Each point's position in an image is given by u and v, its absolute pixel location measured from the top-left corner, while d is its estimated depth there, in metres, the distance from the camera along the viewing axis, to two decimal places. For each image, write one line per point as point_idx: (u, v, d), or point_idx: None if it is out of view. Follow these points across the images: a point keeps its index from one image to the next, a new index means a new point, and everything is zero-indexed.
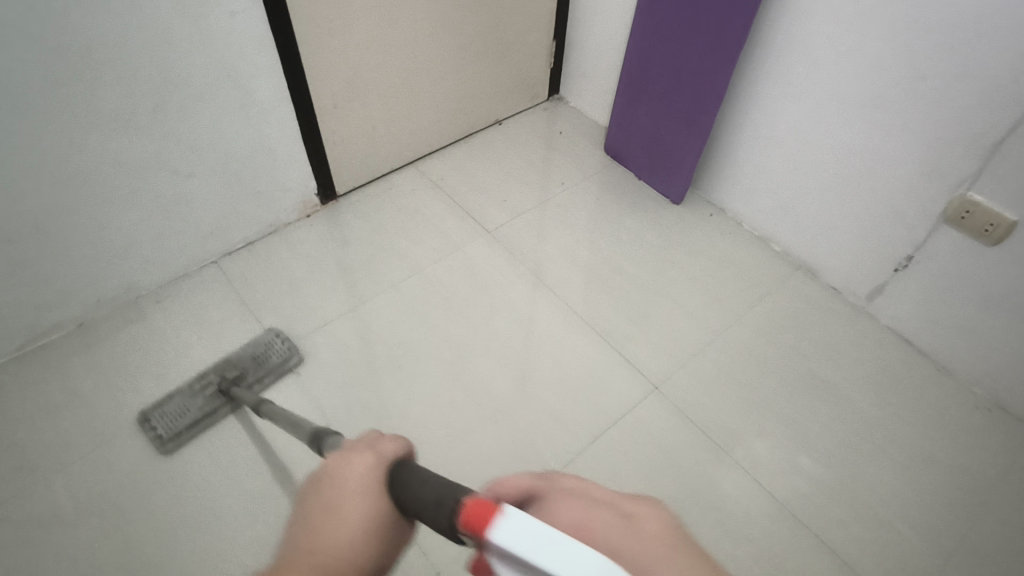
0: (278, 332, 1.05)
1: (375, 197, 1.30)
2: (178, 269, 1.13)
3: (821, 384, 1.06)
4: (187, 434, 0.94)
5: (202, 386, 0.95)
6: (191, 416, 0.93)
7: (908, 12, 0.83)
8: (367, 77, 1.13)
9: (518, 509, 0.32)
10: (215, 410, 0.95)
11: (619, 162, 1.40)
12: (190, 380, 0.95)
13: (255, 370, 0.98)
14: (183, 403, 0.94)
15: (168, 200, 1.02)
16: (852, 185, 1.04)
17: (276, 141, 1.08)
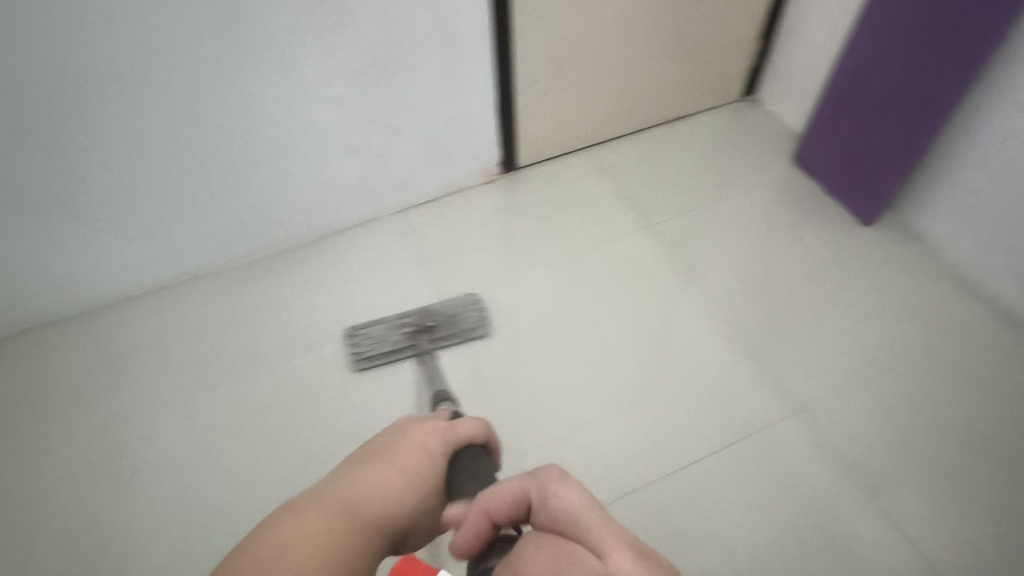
0: (476, 299, 1.12)
1: (550, 174, 1.35)
2: (370, 212, 1.28)
3: (994, 450, 0.96)
4: (379, 359, 1.07)
5: (402, 325, 1.07)
6: (385, 347, 1.06)
7: None
8: (567, 56, 1.18)
9: None
10: (404, 347, 1.06)
11: (807, 172, 1.32)
12: (396, 317, 1.08)
13: (447, 328, 1.08)
14: (385, 332, 1.07)
15: (375, 149, 1.15)
16: None
17: (473, 108, 1.17)
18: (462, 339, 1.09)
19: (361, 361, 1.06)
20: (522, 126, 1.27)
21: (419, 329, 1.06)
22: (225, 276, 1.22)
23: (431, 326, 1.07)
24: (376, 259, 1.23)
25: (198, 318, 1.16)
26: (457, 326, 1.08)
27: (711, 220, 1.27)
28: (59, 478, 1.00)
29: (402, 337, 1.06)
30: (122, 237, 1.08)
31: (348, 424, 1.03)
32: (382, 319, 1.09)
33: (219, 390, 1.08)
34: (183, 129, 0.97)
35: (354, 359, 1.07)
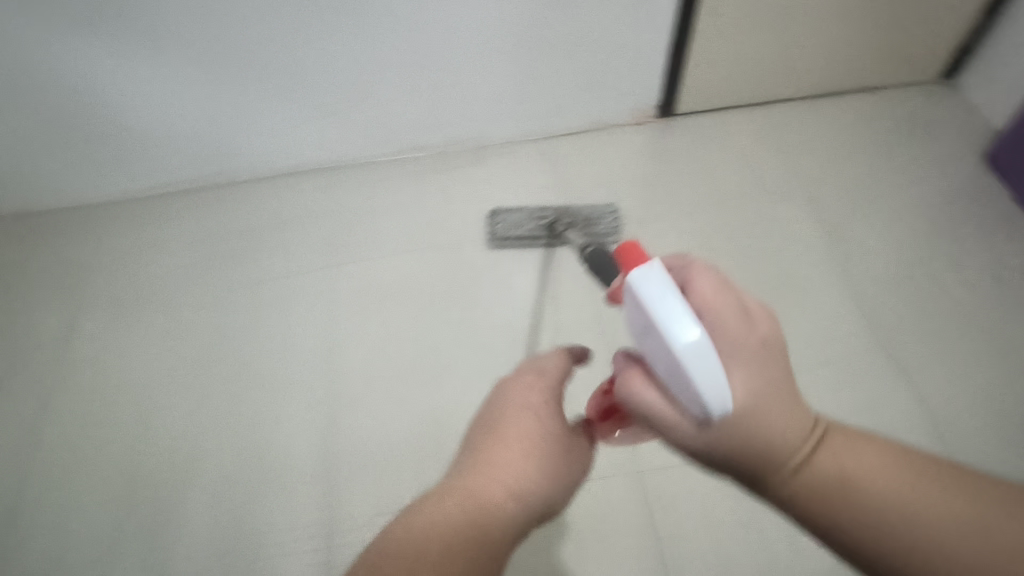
0: (615, 209, 1.13)
1: (707, 127, 1.31)
2: (520, 133, 1.30)
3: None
4: (513, 243, 1.14)
5: (540, 217, 1.13)
6: (522, 233, 1.13)
7: None
8: (759, 5, 1.10)
9: (660, 272, 0.49)
10: (539, 237, 1.13)
11: (996, 176, 1.19)
12: (536, 208, 1.14)
13: (583, 228, 1.11)
14: (522, 219, 1.13)
15: (541, 71, 1.15)
16: None
17: (647, 45, 1.13)
18: (595, 240, 1.11)
19: (499, 243, 1.15)
20: (690, 71, 1.22)
21: (556, 221, 1.11)
22: (377, 169, 1.29)
23: (568, 222, 1.11)
24: (518, 179, 1.26)
25: (349, 203, 1.25)
26: (592, 227, 1.10)
27: (873, 206, 1.18)
28: (217, 319, 1.13)
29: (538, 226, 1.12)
30: (299, 116, 1.17)
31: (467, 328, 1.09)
32: (522, 208, 1.15)
33: (359, 272, 1.17)
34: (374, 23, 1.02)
35: (489, 237, 1.16)
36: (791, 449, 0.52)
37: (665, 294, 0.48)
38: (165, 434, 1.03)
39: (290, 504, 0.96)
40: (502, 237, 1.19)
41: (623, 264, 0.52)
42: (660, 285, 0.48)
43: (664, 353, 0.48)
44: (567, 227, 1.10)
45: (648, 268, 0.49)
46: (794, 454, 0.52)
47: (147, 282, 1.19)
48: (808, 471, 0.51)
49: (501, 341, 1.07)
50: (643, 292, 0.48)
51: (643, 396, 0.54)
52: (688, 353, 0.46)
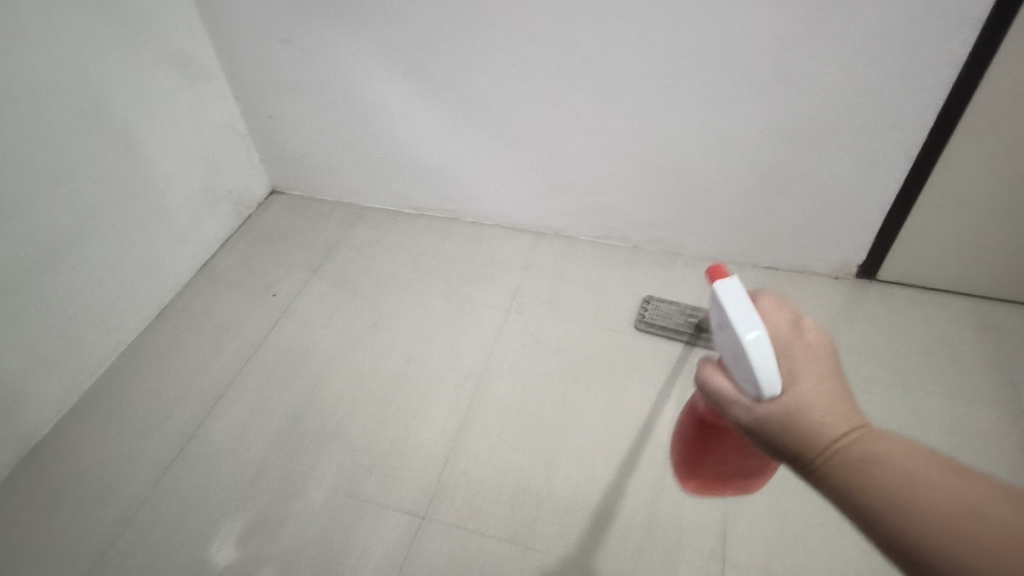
0: None
1: (909, 301, 1.26)
2: (714, 251, 1.38)
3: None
4: (658, 331, 1.26)
5: (690, 315, 1.27)
6: (670, 321, 1.26)
7: None
8: (992, 202, 1.08)
9: (738, 283, 0.54)
10: (681, 330, 1.24)
11: None
12: (689, 309, 1.29)
13: None
14: (674, 311, 1.28)
15: (749, 201, 1.24)
16: None
17: (862, 205, 1.17)
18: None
19: (643, 325, 1.27)
20: (903, 244, 1.21)
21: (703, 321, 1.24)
22: (577, 245, 1.46)
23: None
24: (698, 289, 1.34)
25: (542, 263, 1.43)
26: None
27: None
28: (406, 319, 1.35)
29: (686, 321, 1.25)
30: (531, 183, 1.39)
31: (604, 400, 1.16)
32: (676, 305, 1.30)
33: (529, 320, 1.32)
34: (617, 126, 1.21)
35: (638, 318, 1.29)
36: (833, 438, 0.50)
37: (742, 303, 0.53)
38: (334, 392, 1.23)
39: (404, 486, 1.07)
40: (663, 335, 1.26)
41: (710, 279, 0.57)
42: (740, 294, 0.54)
43: (734, 345, 0.53)
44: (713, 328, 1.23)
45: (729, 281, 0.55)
46: (837, 439, 0.50)
47: (371, 275, 1.46)
48: (841, 451, 0.49)
49: (630, 424, 1.12)
50: (725, 293, 0.54)
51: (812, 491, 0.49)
52: (750, 338, 0.50)
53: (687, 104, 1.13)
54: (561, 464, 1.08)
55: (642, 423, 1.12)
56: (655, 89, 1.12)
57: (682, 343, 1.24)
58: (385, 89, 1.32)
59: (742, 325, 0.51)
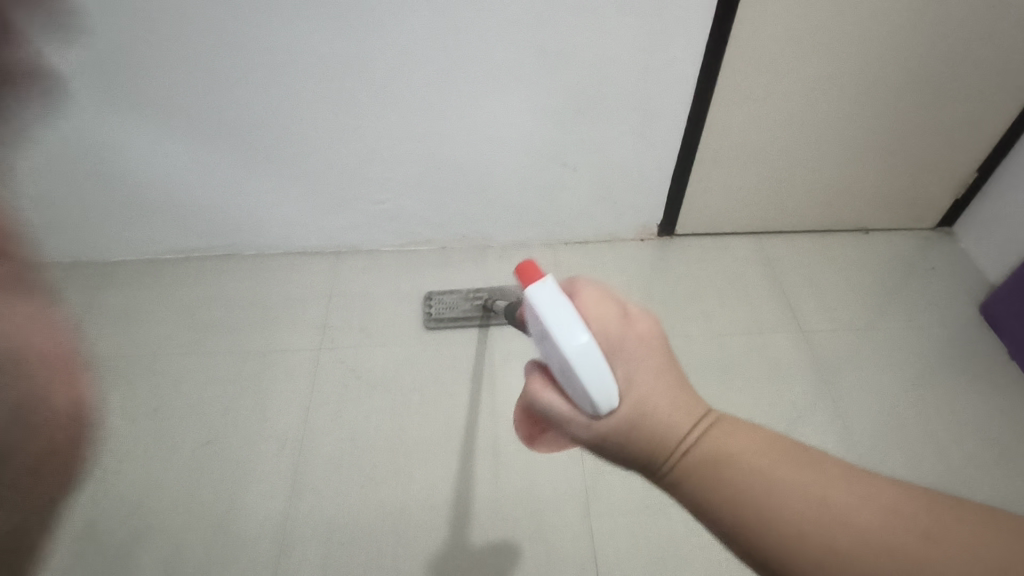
0: None
1: (705, 250, 1.33)
2: (525, 237, 1.33)
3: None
4: (448, 323, 1.20)
5: (475, 298, 1.23)
6: (456, 312, 1.21)
7: None
8: (757, 144, 1.17)
9: (551, 284, 0.49)
10: (472, 315, 1.21)
11: (992, 329, 1.18)
12: (470, 291, 1.24)
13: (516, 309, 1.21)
14: (459, 299, 1.23)
15: (547, 183, 1.21)
16: None
17: (652, 170, 1.20)
18: None
19: (435, 323, 1.20)
20: (690, 196, 1.27)
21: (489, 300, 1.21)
22: (381, 257, 1.33)
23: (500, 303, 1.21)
24: (517, 281, 1.29)
25: (348, 287, 1.28)
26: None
27: (863, 343, 1.18)
28: (197, 388, 1.13)
29: (474, 306, 1.21)
30: (312, 202, 1.22)
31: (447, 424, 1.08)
32: (457, 291, 1.25)
33: (345, 359, 1.16)
34: (396, 126, 1.08)
35: (428, 317, 1.21)
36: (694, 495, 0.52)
37: (558, 304, 0.48)
38: (126, 500, 1.00)
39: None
40: (491, 339, 1.19)
41: (520, 282, 0.51)
42: (550, 292, 0.48)
43: (557, 354, 0.48)
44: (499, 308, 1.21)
45: (541, 282, 0.49)
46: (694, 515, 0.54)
47: (141, 344, 1.19)
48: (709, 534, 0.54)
49: (480, 453, 1.06)
50: (537, 296, 0.49)
51: (549, 400, 0.53)
52: (571, 349, 0.46)
53: (465, 93, 1.03)
54: (419, 518, 0.99)
55: (492, 442, 1.06)
56: (429, 83, 1.01)
57: (478, 326, 1.21)
58: (98, 121, 1.04)
59: (564, 333, 0.46)
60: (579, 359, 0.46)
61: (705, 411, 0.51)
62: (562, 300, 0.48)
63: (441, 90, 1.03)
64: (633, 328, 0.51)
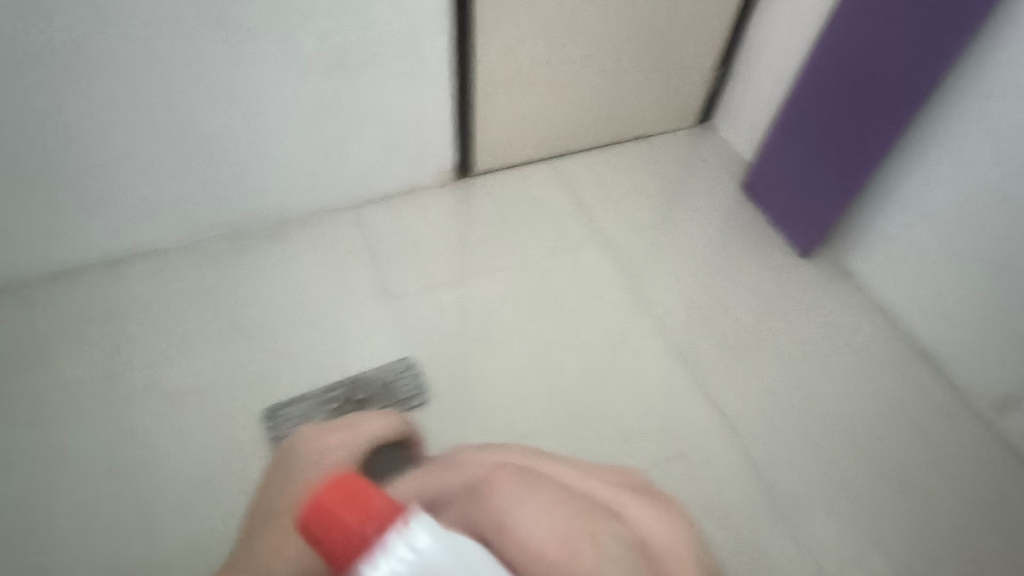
0: (409, 362, 1.11)
1: (506, 182, 1.36)
2: (324, 205, 1.27)
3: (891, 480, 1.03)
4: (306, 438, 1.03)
5: (328, 399, 1.05)
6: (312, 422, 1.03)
7: None
8: (527, 69, 1.20)
9: (428, 519, 0.43)
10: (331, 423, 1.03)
11: (754, 203, 1.35)
12: (321, 390, 1.06)
13: (380, 397, 1.06)
14: (308, 409, 1.04)
15: (329, 142, 1.16)
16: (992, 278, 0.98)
17: (433, 112, 1.19)
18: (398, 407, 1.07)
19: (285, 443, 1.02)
20: (479, 132, 1.28)
21: (348, 398, 1.05)
22: (166, 258, 1.19)
23: (360, 396, 1.06)
24: (324, 251, 1.23)
25: (139, 298, 1.15)
26: (392, 393, 1.06)
27: (657, 240, 1.30)
28: None
29: (328, 411, 1.04)
30: (60, 209, 1.05)
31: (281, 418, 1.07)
32: (306, 395, 1.06)
33: (156, 378, 1.07)
34: (138, 100, 0.97)
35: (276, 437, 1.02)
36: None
37: (452, 541, 0.43)
38: None
39: None
40: (311, 319, 1.14)
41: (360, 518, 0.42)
42: (423, 544, 0.42)
43: None
44: (359, 401, 1.05)
45: (399, 523, 0.42)
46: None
47: None
48: None
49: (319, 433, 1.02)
50: (424, 552, 0.42)
51: None
52: None
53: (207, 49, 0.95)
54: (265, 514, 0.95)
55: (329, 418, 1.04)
56: (161, 42, 0.91)
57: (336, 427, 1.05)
58: None
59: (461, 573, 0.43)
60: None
61: (597, 520, 0.59)
62: (434, 556, 0.42)
63: (183, 50, 0.93)
64: (542, 528, 0.55)
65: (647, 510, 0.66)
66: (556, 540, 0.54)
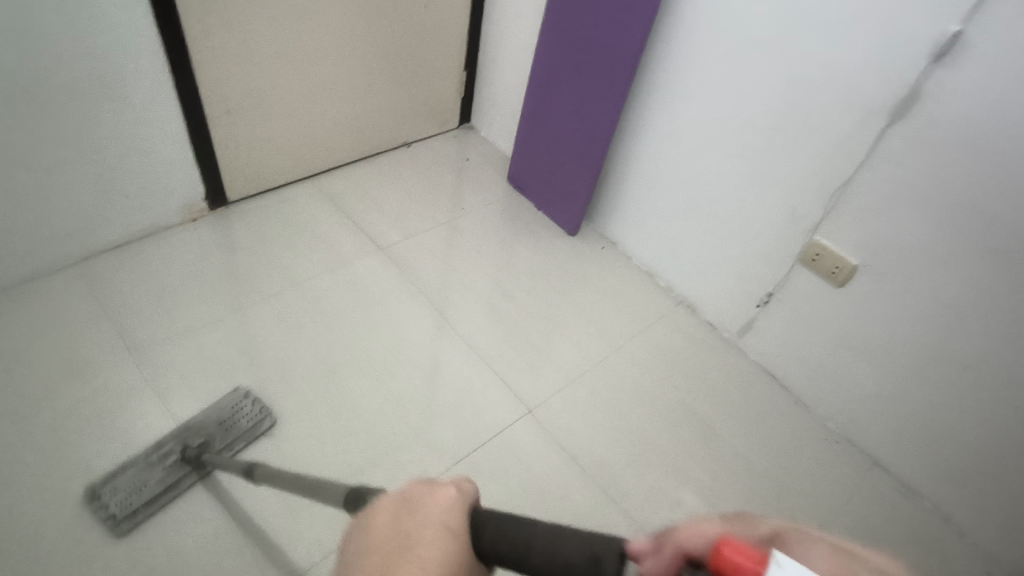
0: (247, 392, 0.97)
1: (268, 207, 1.26)
2: (37, 263, 1.06)
3: (689, 412, 1.06)
4: (150, 510, 0.83)
5: (158, 455, 0.86)
6: (149, 491, 0.84)
7: (746, 70, 0.95)
8: (264, 85, 1.13)
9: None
10: (176, 481, 0.86)
11: (519, 192, 1.41)
12: (149, 448, 0.88)
13: (223, 436, 0.90)
14: (137, 477, 0.84)
15: (30, 190, 0.97)
16: (716, 224, 1.12)
17: (160, 141, 1.06)
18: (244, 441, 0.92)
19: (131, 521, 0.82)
20: (224, 158, 1.17)
21: (179, 450, 0.87)
22: None
23: (198, 440, 0.88)
24: (44, 314, 1.02)
25: None
26: (233, 430, 0.91)
27: (436, 237, 1.29)
28: None
29: (163, 467, 0.86)
30: None
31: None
32: (134, 461, 0.86)
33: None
34: None
35: (111, 526, 0.81)
36: None
37: None
38: None
39: None
40: (156, 528, 0.83)
41: None
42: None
43: None
44: (201, 447, 0.87)
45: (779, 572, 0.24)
46: None
47: None
48: None
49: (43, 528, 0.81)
50: None
51: None
52: None
53: None
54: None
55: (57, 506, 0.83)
56: None
57: (193, 482, 0.87)
58: None
59: None
60: None
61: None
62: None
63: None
64: None
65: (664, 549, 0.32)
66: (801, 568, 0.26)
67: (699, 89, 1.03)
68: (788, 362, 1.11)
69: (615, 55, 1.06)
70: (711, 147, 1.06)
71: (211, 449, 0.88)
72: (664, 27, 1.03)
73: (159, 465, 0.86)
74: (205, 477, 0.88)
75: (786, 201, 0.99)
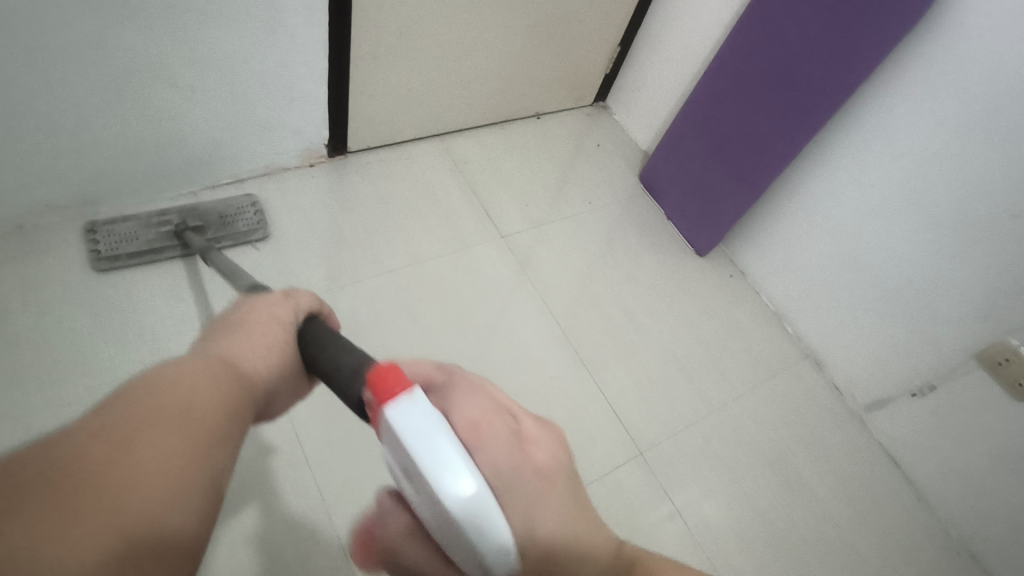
0: (255, 201, 1.02)
1: (387, 163, 1.16)
2: (150, 189, 0.98)
3: (806, 489, 0.99)
4: (129, 260, 0.91)
5: (158, 221, 0.93)
6: (137, 244, 0.91)
7: (994, 135, 0.82)
8: (418, 34, 1.01)
9: (423, 400, 0.36)
10: (163, 248, 0.93)
11: (650, 194, 1.29)
12: (150, 213, 0.94)
13: (217, 228, 0.96)
14: (134, 230, 0.92)
15: (160, 114, 0.88)
16: (881, 289, 1.01)
17: (301, 80, 0.95)
18: (235, 241, 0.98)
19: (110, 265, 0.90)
20: (358, 105, 1.06)
21: (178, 223, 0.94)
22: None
23: (196, 222, 0.94)
24: None
25: None
26: (227, 226, 0.97)
27: (557, 230, 1.19)
28: None
29: (157, 232, 0.92)
30: None
31: None
32: (135, 216, 0.94)
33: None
34: None
35: (93, 260, 0.90)
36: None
37: (422, 436, 0.35)
38: None
39: None
40: None
41: (372, 391, 0.37)
42: (421, 420, 0.35)
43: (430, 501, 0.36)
44: (195, 229, 0.94)
45: (410, 400, 0.36)
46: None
47: None
48: None
49: None
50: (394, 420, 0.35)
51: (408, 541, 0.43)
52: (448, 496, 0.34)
53: None
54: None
55: None
56: None
57: (179, 256, 0.94)
58: None
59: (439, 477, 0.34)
60: (466, 521, 0.34)
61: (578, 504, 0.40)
62: (436, 417, 0.36)
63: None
64: (502, 455, 0.37)
65: (557, 435, 0.41)
66: (479, 421, 0.38)
67: (916, 140, 0.90)
68: (921, 453, 1.01)
69: (830, 80, 0.91)
70: (910, 208, 0.94)
71: (203, 234, 0.95)
72: (897, 60, 0.88)
73: (159, 232, 0.92)
74: (189, 254, 0.95)
75: (986, 289, 0.88)
